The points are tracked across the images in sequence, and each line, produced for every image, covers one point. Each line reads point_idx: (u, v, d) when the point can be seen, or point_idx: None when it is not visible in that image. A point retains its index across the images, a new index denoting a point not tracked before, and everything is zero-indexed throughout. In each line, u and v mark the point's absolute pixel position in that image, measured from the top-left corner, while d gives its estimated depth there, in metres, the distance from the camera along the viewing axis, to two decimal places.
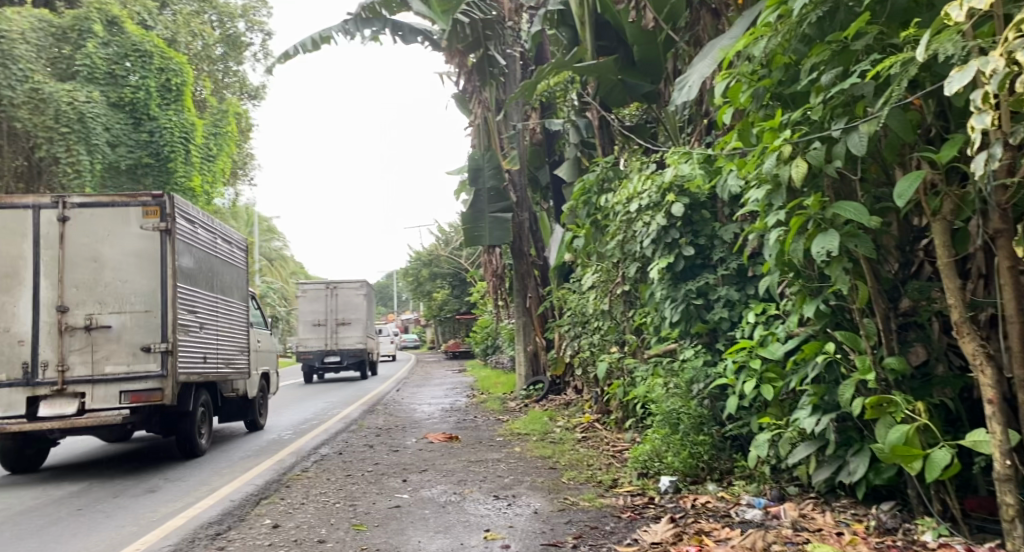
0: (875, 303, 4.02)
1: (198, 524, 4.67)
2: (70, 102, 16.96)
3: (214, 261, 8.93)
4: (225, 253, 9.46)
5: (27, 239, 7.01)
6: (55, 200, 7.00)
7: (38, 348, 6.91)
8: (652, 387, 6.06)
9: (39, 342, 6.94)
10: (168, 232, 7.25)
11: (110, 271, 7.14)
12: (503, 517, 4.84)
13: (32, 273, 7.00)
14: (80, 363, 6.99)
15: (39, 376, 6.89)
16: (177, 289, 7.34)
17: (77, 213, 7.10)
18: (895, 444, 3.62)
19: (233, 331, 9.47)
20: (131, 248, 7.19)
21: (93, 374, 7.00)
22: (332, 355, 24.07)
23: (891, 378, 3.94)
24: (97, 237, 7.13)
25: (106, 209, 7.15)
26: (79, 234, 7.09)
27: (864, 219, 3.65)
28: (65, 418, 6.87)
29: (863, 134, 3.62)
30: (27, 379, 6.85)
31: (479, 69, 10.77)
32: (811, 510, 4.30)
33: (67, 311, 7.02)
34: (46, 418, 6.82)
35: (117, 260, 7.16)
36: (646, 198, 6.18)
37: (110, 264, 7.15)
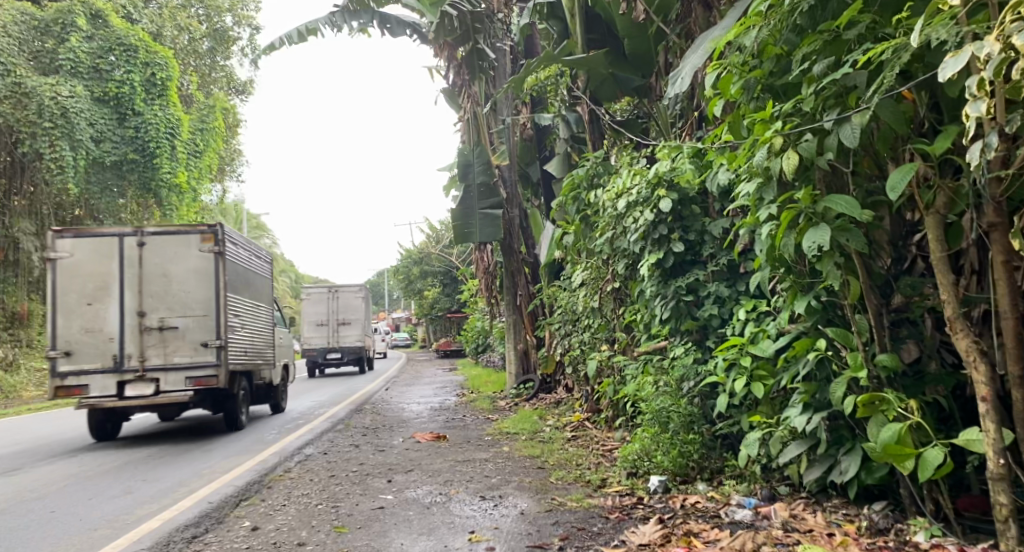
0: (866, 299, 3.93)
1: (174, 526, 4.55)
2: (52, 98, 16.91)
3: (253, 273, 10.67)
4: (260, 267, 11.18)
5: (113, 259, 8.80)
6: (134, 230, 8.80)
7: (123, 343, 8.69)
8: (642, 385, 5.97)
9: (124, 339, 8.73)
10: (220, 253, 8.98)
11: (176, 284, 8.90)
12: (488, 518, 4.74)
13: (116, 286, 8.79)
14: (155, 355, 8.76)
15: (124, 365, 8.68)
16: (227, 298, 9.06)
17: (151, 239, 8.88)
18: (887, 443, 3.53)
19: (266, 330, 11.16)
20: (191, 266, 8.95)
21: (165, 363, 8.76)
22: (332, 352, 24.40)
23: (883, 375, 3.85)
24: (166, 258, 8.91)
25: (173, 236, 8.92)
26: (154, 255, 8.87)
27: (856, 212, 3.57)
28: (147, 396, 8.70)
29: (855, 125, 3.53)
30: (116, 368, 8.64)
31: (468, 63, 10.59)
32: (802, 510, 4.21)
33: (144, 315, 8.80)
34: (132, 397, 8.64)
35: (182, 276, 8.92)
36: (636, 193, 6.08)
37: (177, 278, 8.92)
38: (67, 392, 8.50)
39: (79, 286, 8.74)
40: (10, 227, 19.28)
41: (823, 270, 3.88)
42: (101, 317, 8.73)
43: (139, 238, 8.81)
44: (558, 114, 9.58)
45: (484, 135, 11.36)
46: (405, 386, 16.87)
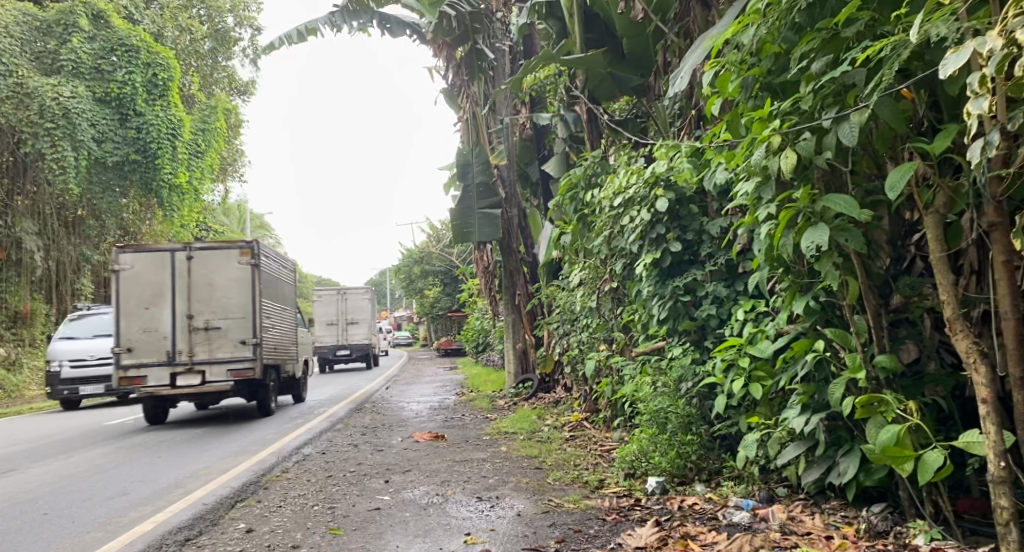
0: (865, 300, 3.88)
1: (168, 528, 4.52)
2: (54, 98, 16.84)
3: (280, 282, 12.15)
4: (285, 277, 12.67)
5: (166, 270, 10.22)
6: (184, 245, 10.22)
7: (174, 341, 10.05)
8: (640, 385, 5.94)
9: (176, 337, 10.09)
10: (256, 265, 10.41)
11: (219, 291, 10.30)
12: (484, 520, 4.71)
13: (170, 292, 10.18)
14: (201, 351, 10.12)
15: (176, 359, 10.05)
16: (262, 303, 10.46)
17: (198, 252, 10.31)
18: (886, 445, 3.49)
19: (291, 331, 12.62)
20: (232, 276, 10.36)
21: (210, 357, 10.13)
22: (343, 349, 25.67)
23: (882, 376, 3.81)
24: (210, 269, 10.30)
25: (216, 250, 10.33)
26: (200, 266, 10.27)
27: (855, 211, 3.53)
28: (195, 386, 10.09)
29: (854, 124, 3.50)
30: (169, 362, 10.01)
31: (467, 63, 10.56)
32: (800, 512, 4.18)
33: (193, 317, 10.17)
34: (183, 386, 10.02)
35: (224, 284, 10.33)
36: (634, 192, 6.05)
37: (220, 287, 10.31)
38: (128, 381, 9.85)
39: (137, 293, 10.14)
40: (12, 227, 19.26)
41: (822, 269, 3.84)
42: (156, 319, 10.11)
43: (188, 251, 10.26)
44: (557, 114, 9.53)
45: (483, 136, 11.30)
46: (404, 385, 16.80)
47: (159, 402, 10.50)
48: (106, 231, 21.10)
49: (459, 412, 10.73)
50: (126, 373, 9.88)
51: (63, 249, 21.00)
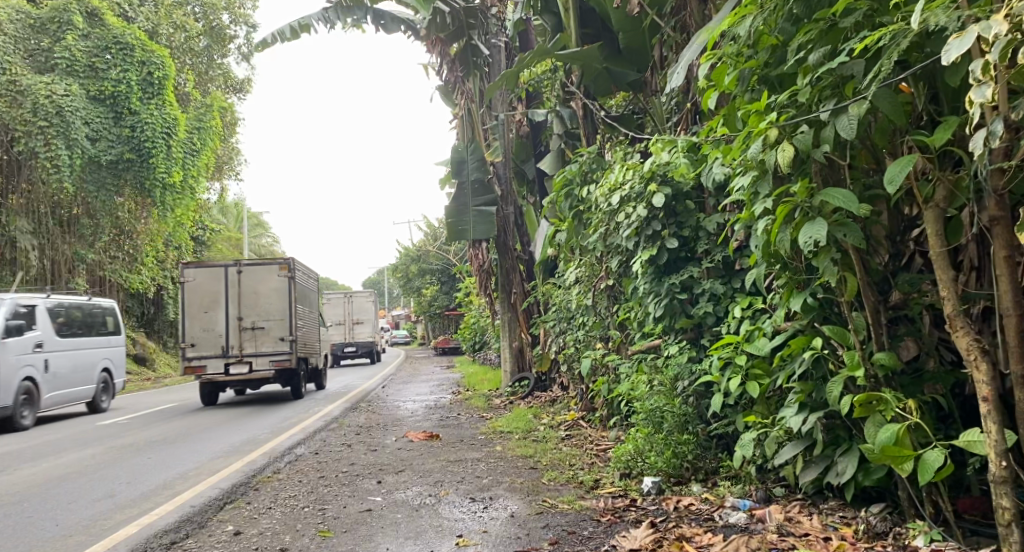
0: (864, 296, 3.80)
1: (152, 532, 4.43)
2: (47, 96, 16.69)
3: (306, 289, 15.18)
4: (310, 285, 15.65)
5: (220, 282, 13.31)
6: (235, 263, 13.32)
7: (227, 338, 13.10)
8: (636, 384, 5.87)
9: (229, 335, 13.14)
10: (291, 277, 13.51)
11: (262, 298, 13.40)
12: (478, 521, 4.63)
13: (224, 299, 13.27)
14: (249, 345, 13.19)
15: (229, 352, 13.10)
16: (295, 307, 13.47)
17: (245, 268, 13.44)
18: (884, 445, 3.41)
19: (314, 329, 15.55)
20: (273, 286, 13.47)
21: (256, 349, 13.22)
22: (350, 347, 27.85)
23: (881, 374, 3.73)
24: (256, 280, 13.44)
25: (260, 266, 13.45)
26: (248, 278, 13.43)
27: (853, 205, 3.45)
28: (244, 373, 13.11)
29: (852, 116, 3.42)
30: (223, 353, 13.04)
31: (462, 59, 10.72)
32: (798, 512, 4.10)
33: (242, 319, 13.22)
34: (235, 374, 13.00)
35: (267, 292, 13.44)
36: (629, 188, 5.96)
37: (263, 294, 13.41)
38: (192, 369, 12.91)
39: (199, 301, 13.28)
40: (6, 226, 19.33)
41: (819, 266, 3.76)
42: (212, 321, 13.20)
43: (237, 267, 13.39)
44: (553, 109, 9.43)
45: (479, 133, 11.27)
46: (402, 384, 16.66)
47: (214, 387, 13.43)
48: (102, 230, 21.04)
49: (455, 411, 10.65)
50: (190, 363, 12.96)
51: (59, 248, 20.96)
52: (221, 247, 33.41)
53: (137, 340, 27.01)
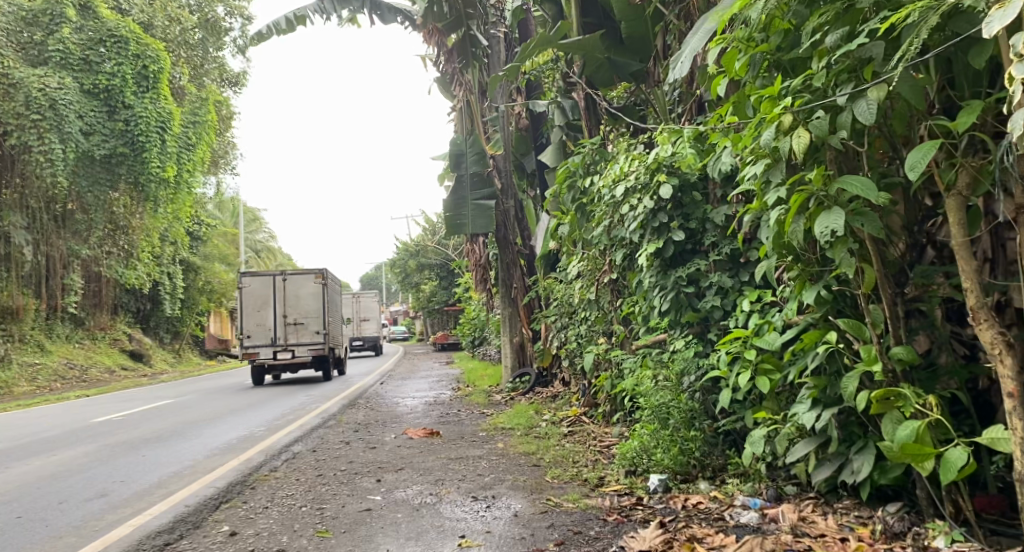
0: (881, 289, 3.67)
1: (145, 533, 4.29)
2: (40, 89, 16.41)
3: (333, 294, 18.96)
4: (336, 291, 19.41)
5: (269, 288, 17.18)
6: (280, 273, 17.18)
7: (276, 330, 16.91)
8: (640, 379, 5.75)
9: (277, 328, 16.96)
10: (326, 284, 17.37)
11: (303, 300, 17.26)
12: (480, 521, 4.50)
13: (273, 301, 17.10)
14: (292, 336, 17.00)
15: (277, 342, 16.93)
16: (328, 308, 17.29)
17: (289, 276, 17.37)
18: (904, 442, 3.29)
19: (340, 327, 19.29)
20: (310, 291, 17.34)
21: (297, 340, 17.00)
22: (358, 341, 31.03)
23: (899, 369, 3.61)
24: (298, 286, 17.31)
25: (300, 275, 17.35)
26: (291, 285, 17.32)
27: (873, 194, 3.33)
28: (287, 358, 16.91)
29: (871, 101, 3.30)
30: (272, 343, 16.86)
31: (461, 49, 10.43)
32: (812, 512, 3.98)
33: (287, 316, 17.05)
34: (279, 360, 16.69)
35: (306, 295, 17.30)
36: (634, 179, 5.83)
37: (303, 297, 17.28)
38: (247, 355, 16.62)
39: (253, 302, 17.09)
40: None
41: (836, 257, 3.63)
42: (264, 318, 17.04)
43: (283, 276, 17.31)
44: (554, 100, 9.31)
45: (479, 125, 11.18)
46: (401, 379, 16.55)
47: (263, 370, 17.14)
48: (96, 225, 20.80)
49: (455, 407, 10.51)
50: (246, 350, 16.77)
51: (53, 244, 20.74)
52: (218, 243, 33.17)
53: (134, 336, 26.79)
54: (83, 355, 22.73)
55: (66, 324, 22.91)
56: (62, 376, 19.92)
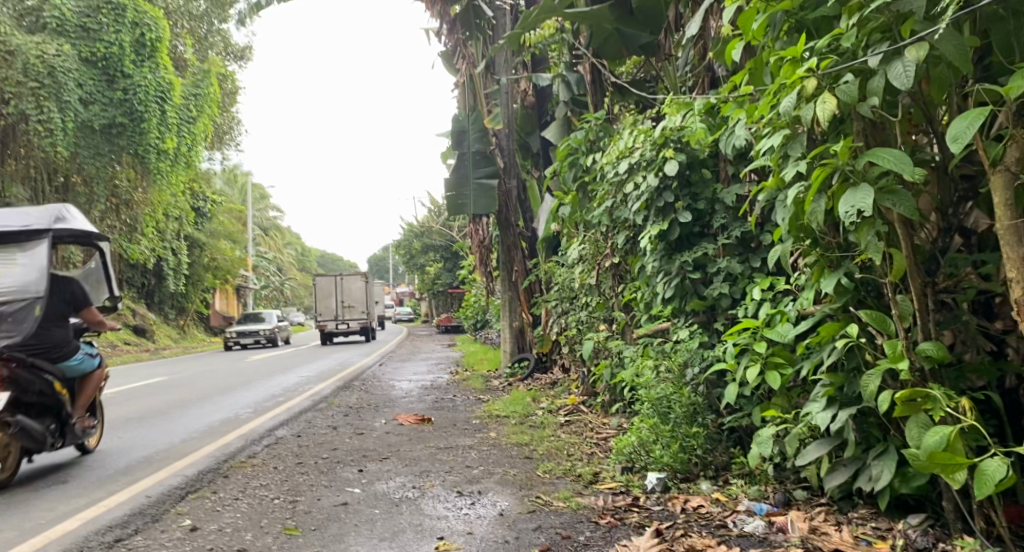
0: (911, 278, 3.25)
1: (96, 527, 4.00)
2: (38, 56, 16.14)
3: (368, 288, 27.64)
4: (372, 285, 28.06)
5: (332, 284, 26.05)
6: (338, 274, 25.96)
7: (337, 310, 25.76)
8: (641, 370, 5.39)
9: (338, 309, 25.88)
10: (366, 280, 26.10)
11: (353, 290, 26.24)
12: (462, 521, 4.15)
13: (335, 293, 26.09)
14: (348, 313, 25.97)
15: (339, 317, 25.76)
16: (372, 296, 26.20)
17: (343, 277, 26.15)
18: (933, 451, 2.90)
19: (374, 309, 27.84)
20: (357, 285, 26.27)
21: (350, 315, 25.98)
22: None
23: (928, 368, 3.20)
24: (349, 282, 26.30)
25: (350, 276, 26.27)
26: (346, 282, 26.28)
27: (908, 169, 2.91)
28: (343, 328, 25.55)
29: (908, 62, 2.89)
30: (334, 319, 25.53)
31: (463, 19, 10.07)
32: (824, 522, 3.62)
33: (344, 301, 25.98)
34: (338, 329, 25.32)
35: (355, 289, 26.29)
36: (639, 154, 5.41)
37: (353, 289, 26.23)
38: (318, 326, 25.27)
39: (321, 293, 25.95)
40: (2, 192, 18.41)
41: (860, 241, 3.22)
42: (329, 304, 25.89)
43: (340, 276, 26.13)
44: (558, 74, 8.87)
45: (481, 99, 10.81)
46: (399, 362, 16.22)
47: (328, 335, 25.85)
48: (97, 198, 20.49)
49: (451, 392, 10.20)
50: (319, 322, 25.46)
51: None
52: (225, 218, 33.01)
53: (137, 311, 26.54)
54: None
55: None
56: None
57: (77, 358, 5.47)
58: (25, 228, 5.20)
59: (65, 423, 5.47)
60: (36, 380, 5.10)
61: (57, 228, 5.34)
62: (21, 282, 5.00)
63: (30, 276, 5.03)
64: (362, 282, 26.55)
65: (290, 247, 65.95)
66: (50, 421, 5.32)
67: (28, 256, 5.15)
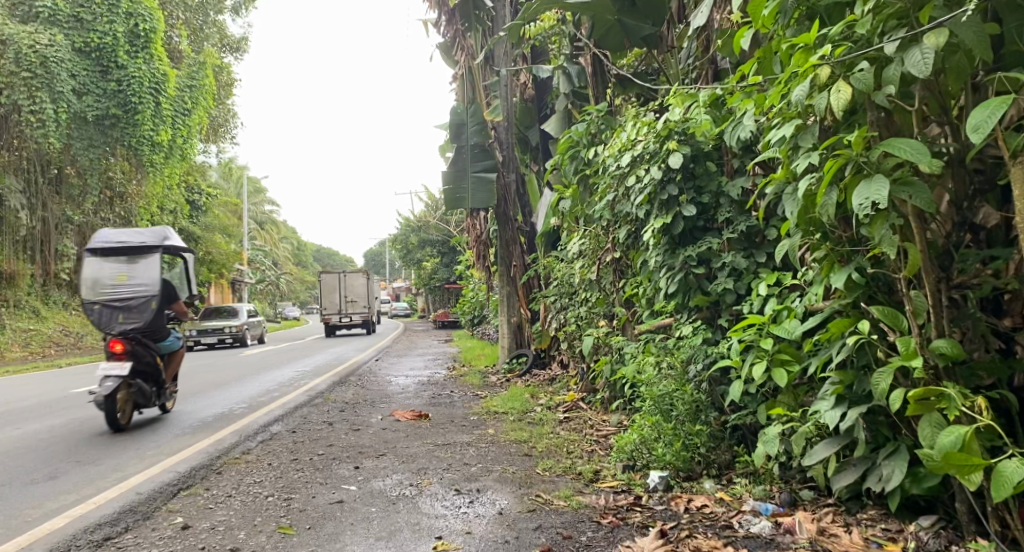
0: (925, 273, 3.15)
1: (84, 525, 3.89)
2: (30, 46, 16.01)
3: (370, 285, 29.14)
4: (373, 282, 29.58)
5: (335, 281, 27.39)
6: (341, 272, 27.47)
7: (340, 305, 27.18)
8: (643, 366, 5.30)
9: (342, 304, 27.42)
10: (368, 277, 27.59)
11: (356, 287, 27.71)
12: (460, 520, 4.05)
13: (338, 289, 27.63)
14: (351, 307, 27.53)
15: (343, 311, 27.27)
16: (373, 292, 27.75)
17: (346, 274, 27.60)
18: (948, 451, 2.81)
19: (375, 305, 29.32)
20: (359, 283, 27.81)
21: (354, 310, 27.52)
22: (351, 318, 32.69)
23: (941, 366, 3.11)
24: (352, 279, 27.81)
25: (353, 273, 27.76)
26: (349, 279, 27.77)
27: (925, 159, 2.82)
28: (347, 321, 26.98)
29: (926, 49, 2.78)
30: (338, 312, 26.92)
31: (462, 10, 9.92)
32: (832, 523, 3.54)
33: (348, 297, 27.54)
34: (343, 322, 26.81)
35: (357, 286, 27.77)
36: (642, 147, 5.30)
37: (355, 286, 27.73)
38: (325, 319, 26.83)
39: (326, 289, 27.35)
40: None
41: (874, 235, 3.12)
42: (332, 299, 27.23)
43: (343, 273, 27.53)
44: (559, 66, 8.67)
45: (480, 91, 10.71)
46: (396, 357, 16.12)
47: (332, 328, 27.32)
48: (90, 190, 20.28)
49: (448, 388, 10.11)
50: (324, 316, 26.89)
51: (48, 209, 20.28)
52: (220, 212, 32.87)
53: None
54: (79, 321, 22.29)
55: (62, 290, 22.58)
56: (56, 343, 19.61)
57: (176, 339, 7.16)
58: (144, 244, 6.95)
59: (164, 389, 7.20)
60: (149, 354, 6.83)
61: (167, 243, 7.00)
62: (144, 282, 6.72)
63: (150, 277, 6.74)
64: (364, 278, 27.96)
65: (286, 241, 65.76)
66: (154, 386, 7.06)
67: (149, 265, 6.89)
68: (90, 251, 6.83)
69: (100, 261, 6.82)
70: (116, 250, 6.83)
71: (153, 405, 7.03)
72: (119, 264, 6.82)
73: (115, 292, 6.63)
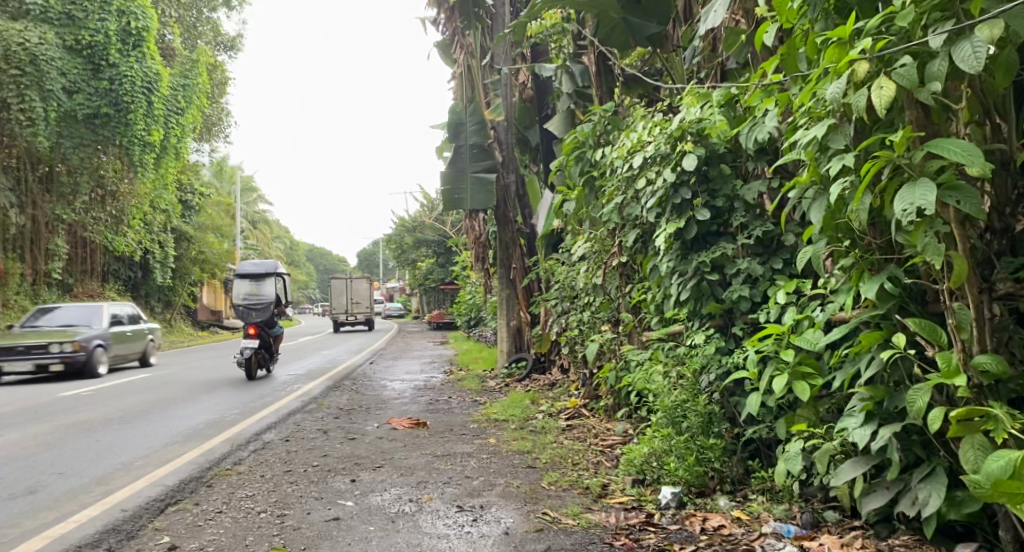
0: (970, 283, 2.94)
1: (64, 546, 3.65)
2: (20, 43, 15.60)
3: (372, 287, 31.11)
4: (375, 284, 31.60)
5: (342, 284, 29.71)
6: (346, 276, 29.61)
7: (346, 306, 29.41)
8: (652, 376, 5.09)
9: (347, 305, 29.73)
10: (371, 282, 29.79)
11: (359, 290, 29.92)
12: (465, 540, 3.83)
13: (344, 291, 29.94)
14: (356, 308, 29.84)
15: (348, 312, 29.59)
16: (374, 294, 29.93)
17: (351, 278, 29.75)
18: (998, 478, 2.60)
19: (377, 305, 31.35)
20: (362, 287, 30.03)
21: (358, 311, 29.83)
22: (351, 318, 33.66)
23: (985, 383, 2.90)
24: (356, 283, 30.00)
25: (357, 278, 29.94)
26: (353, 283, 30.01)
27: (978, 162, 2.62)
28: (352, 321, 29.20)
29: (978, 43, 2.58)
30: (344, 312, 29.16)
31: (462, 8, 9.66)
32: (861, 547, 3.34)
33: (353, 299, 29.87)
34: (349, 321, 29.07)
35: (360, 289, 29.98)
36: (653, 148, 5.07)
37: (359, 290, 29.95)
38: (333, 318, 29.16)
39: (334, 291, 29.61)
40: None
41: (914, 242, 2.91)
42: (339, 300, 29.59)
43: (348, 278, 29.65)
44: (562, 65, 8.40)
45: (479, 90, 10.46)
46: (392, 359, 15.82)
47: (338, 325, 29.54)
48: (81, 188, 19.80)
49: (446, 393, 9.86)
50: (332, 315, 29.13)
51: (39, 206, 19.85)
52: (214, 211, 32.49)
53: None
54: None
55: (53, 289, 22.22)
56: None
57: (282, 327, 11.91)
58: (263, 271, 11.42)
59: (272, 355, 12.15)
60: (267, 335, 11.64)
61: (278, 270, 11.46)
62: (265, 295, 11.31)
63: (270, 291, 11.31)
64: (367, 282, 30.14)
65: (279, 241, 65.47)
66: (269, 353, 11.92)
67: (269, 283, 11.44)
68: (235, 275, 11.32)
69: (239, 281, 11.34)
70: (248, 275, 11.35)
71: (267, 364, 11.93)
72: (250, 283, 11.34)
73: (249, 300, 11.23)
